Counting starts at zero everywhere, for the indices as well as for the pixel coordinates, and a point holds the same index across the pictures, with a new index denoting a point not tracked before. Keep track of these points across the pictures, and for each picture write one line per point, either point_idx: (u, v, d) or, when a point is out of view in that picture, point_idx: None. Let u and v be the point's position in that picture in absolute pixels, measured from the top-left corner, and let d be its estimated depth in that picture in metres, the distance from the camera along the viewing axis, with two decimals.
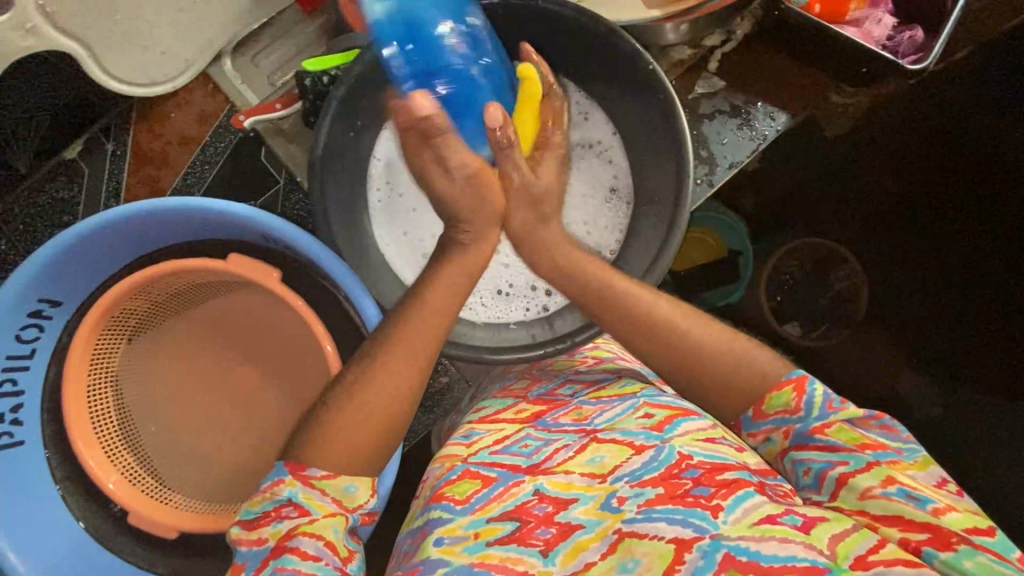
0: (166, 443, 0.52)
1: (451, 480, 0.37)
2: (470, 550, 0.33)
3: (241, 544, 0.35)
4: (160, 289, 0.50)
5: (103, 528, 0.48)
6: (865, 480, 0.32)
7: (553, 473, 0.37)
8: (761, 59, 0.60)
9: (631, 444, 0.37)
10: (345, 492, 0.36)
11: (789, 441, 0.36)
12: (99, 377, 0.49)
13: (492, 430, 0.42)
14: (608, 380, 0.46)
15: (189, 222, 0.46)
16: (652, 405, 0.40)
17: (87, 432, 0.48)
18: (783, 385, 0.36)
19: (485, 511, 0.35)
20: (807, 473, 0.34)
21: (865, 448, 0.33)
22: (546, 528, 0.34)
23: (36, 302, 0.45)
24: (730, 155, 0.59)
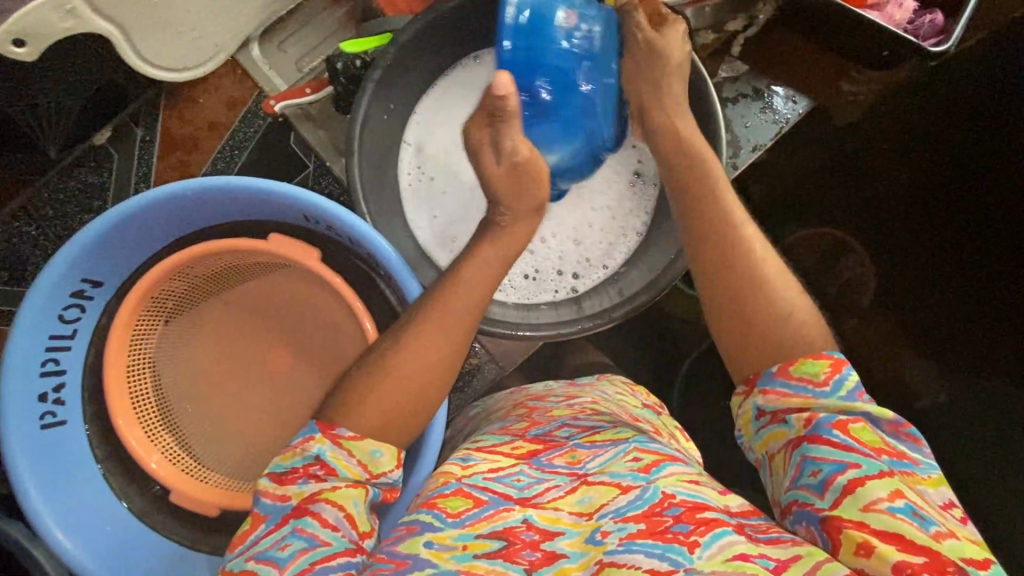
0: (202, 424, 0.52)
1: (445, 492, 0.36)
2: (458, 558, 0.32)
3: (266, 496, 0.35)
4: (196, 271, 0.50)
5: (145, 506, 0.49)
6: (874, 491, 0.31)
7: (543, 508, 0.35)
8: (782, 43, 0.61)
9: (618, 485, 0.36)
10: (372, 459, 0.36)
11: (806, 429, 0.34)
12: (138, 359, 0.50)
13: (488, 458, 0.40)
14: (603, 426, 0.44)
15: (227, 201, 0.46)
16: (641, 449, 0.39)
17: (127, 411, 0.48)
18: (821, 358, 0.36)
19: (475, 527, 0.34)
20: (815, 473, 0.33)
21: (882, 455, 0.33)
22: (532, 551, 0.33)
23: (79, 282, 0.45)
24: (754, 138, 0.60)
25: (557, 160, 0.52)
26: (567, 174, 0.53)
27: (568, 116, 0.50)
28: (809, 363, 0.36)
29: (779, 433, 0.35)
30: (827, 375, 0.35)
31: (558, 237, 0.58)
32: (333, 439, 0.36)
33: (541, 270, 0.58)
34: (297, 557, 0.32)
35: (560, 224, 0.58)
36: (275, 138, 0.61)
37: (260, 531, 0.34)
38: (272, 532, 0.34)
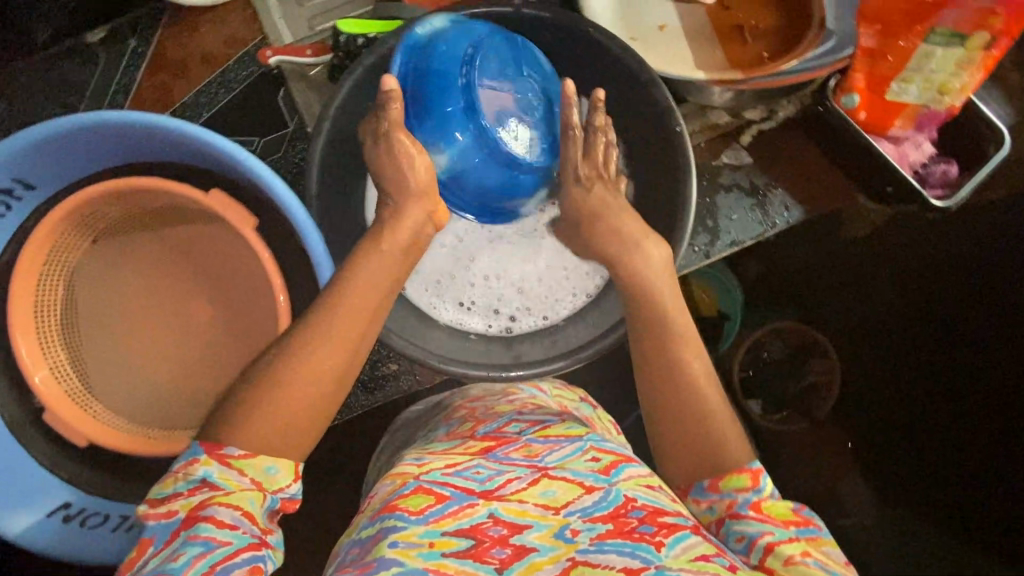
0: (103, 349, 0.52)
1: (406, 492, 0.39)
2: (424, 556, 0.36)
3: (151, 518, 0.35)
4: (135, 202, 0.50)
5: (18, 416, 0.48)
6: (788, 549, 0.36)
7: (507, 500, 0.39)
8: (793, 145, 0.59)
9: (581, 484, 0.40)
10: (263, 471, 0.36)
11: (728, 511, 0.39)
12: (53, 270, 0.49)
13: (443, 457, 0.43)
14: (551, 422, 0.48)
15: (169, 144, 0.45)
16: (598, 449, 0.43)
17: (27, 320, 0.48)
18: (742, 472, 0.39)
19: (440, 524, 0.37)
20: (740, 539, 0.37)
21: (790, 524, 0.37)
22: (502, 549, 0.37)
23: (9, 181, 0.44)
24: (735, 233, 0.58)
25: (451, 165, 0.49)
26: (471, 181, 0.50)
27: (467, 122, 0.48)
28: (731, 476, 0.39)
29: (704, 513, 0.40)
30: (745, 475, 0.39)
31: (508, 278, 0.56)
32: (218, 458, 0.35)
33: (481, 302, 0.56)
34: (192, 562, 0.32)
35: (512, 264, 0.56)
36: (266, 90, 0.60)
37: (149, 553, 0.34)
38: (165, 549, 0.34)
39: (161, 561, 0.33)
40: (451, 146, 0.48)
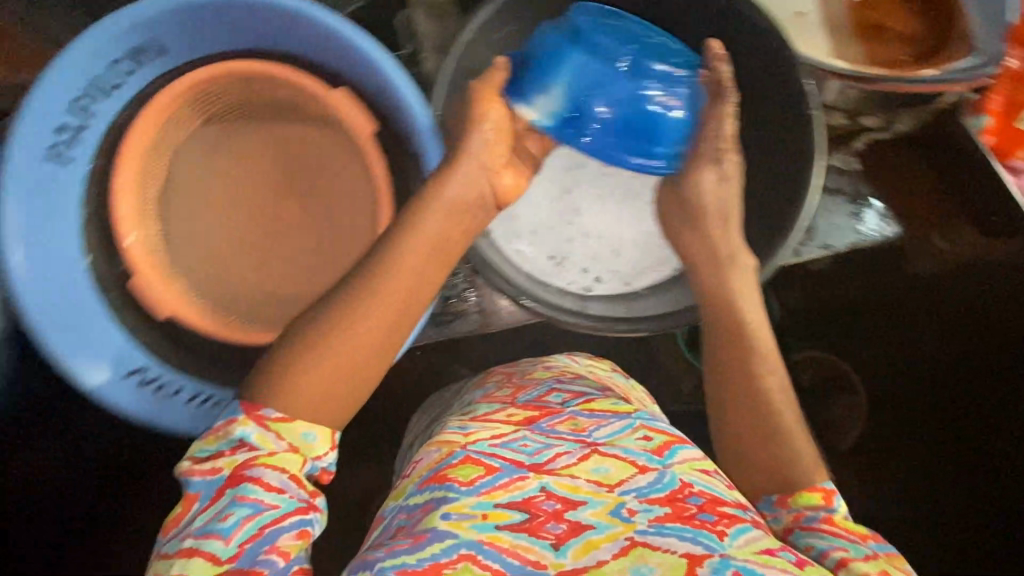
0: (192, 230, 0.52)
1: (454, 463, 0.40)
2: (477, 528, 0.36)
3: (194, 474, 0.34)
4: (255, 91, 0.49)
5: (105, 277, 0.49)
6: (862, 566, 0.35)
7: (559, 475, 0.40)
8: (901, 157, 0.60)
9: (635, 463, 0.40)
10: (303, 436, 0.35)
11: (797, 523, 0.39)
12: (162, 140, 0.49)
13: (488, 426, 0.44)
14: (595, 396, 0.49)
15: (309, 33, 0.44)
16: (649, 429, 0.44)
17: (129, 181, 0.48)
18: (815, 490, 0.40)
19: (492, 496, 0.38)
20: (810, 550, 0.37)
21: (865, 543, 0.37)
22: (556, 523, 0.37)
23: (144, 41, 0.44)
24: (829, 237, 0.57)
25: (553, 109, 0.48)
26: (574, 119, 0.48)
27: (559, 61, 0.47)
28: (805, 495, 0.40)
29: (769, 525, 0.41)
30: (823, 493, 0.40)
31: (599, 239, 0.56)
32: (257, 419, 0.35)
33: (565, 258, 0.56)
34: (241, 524, 0.32)
35: (605, 226, 0.57)
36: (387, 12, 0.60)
37: (195, 509, 0.33)
38: (209, 507, 0.33)
39: (208, 520, 0.33)
40: (553, 84, 0.48)
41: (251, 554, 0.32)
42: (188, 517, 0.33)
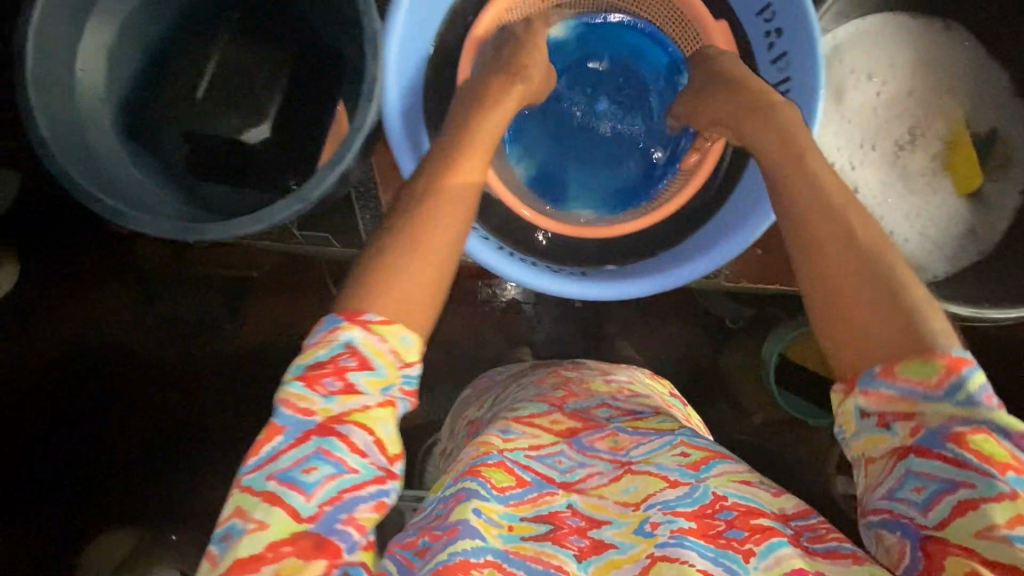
0: (454, 211, 0.76)
1: (487, 465, 0.65)
2: (504, 539, 0.60)
3: (293, 412, 0.60)
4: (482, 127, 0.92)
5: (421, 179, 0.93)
6: (988, 511, 0.53)
7: (587, 495, 0.66)
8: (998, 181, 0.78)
9: (665, 480, 0.64)
10: (405, 369, 0.64)
11: (916, 436, 0.57)
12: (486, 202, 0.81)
13: (527, 436, 0.71)
14: (645, 414, 0.76)
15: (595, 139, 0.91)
16: (688, 447, 0.68)
17: (464, 218, 0.77)
18: (936, 366, 0.57)
19: (518, 510, 0.64)
20: (922, 487, 0.56)
21: (1002, 471, 0.54)
22: (580, 541, 0.61)
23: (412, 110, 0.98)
24: None
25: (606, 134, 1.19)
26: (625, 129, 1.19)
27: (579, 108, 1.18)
28: (917, 361, 0.58)
29: (886, 437, 0.59)
30: (941, 374, 0.56)
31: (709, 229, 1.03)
32: (360, 326, 0.63)
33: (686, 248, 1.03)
34: (323, 483, 0.57)
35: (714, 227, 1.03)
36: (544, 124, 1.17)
37: (283, 441, 0.59)
38: (300, 435, 0.59)
39: (295, 469, 0.57)
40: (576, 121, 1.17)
41: (329, 510, 0.56)
42: (275, 445, 0.59)
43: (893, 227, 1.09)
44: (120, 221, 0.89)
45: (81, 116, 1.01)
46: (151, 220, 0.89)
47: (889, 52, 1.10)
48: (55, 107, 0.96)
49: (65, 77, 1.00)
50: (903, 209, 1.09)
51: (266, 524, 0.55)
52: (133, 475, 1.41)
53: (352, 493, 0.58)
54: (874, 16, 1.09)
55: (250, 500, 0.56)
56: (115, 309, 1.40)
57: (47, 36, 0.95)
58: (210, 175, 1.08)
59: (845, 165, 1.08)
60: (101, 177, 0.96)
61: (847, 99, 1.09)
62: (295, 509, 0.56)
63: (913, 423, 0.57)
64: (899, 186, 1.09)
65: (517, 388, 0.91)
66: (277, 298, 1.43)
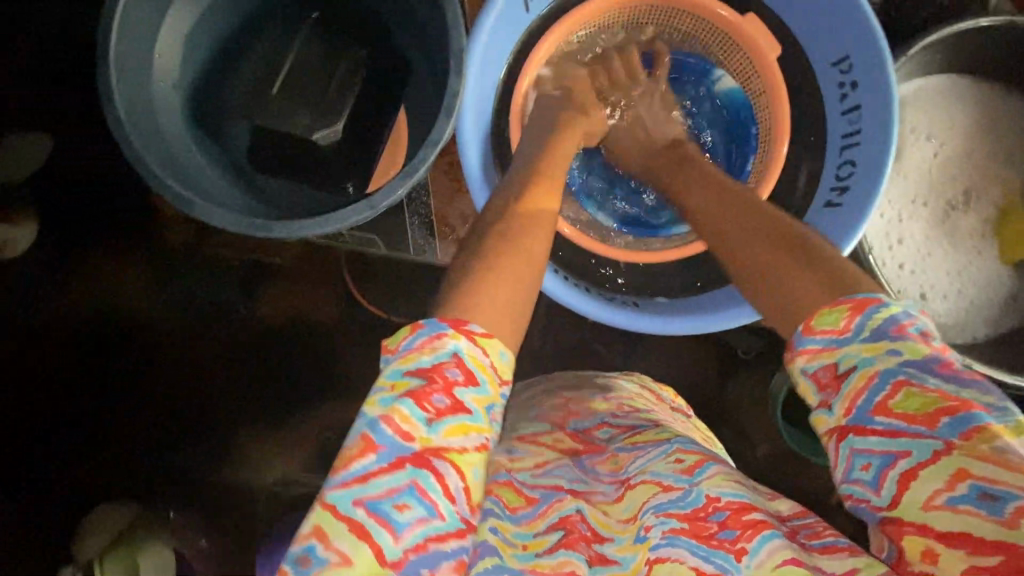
0: (524, 231, 0.80)
1: (500, 483, 0.70)
2: (519, 558, 0.63)
3: (392, 441, 0.60)
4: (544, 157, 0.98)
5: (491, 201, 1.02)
6: (928, 471, 0.55)
7: (593, 508, 0.69)
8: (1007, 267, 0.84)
9: (659, 486, 0.65)
10: (502, 394, 0.66)
11: (850, 416, 0.59)
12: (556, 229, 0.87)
13: (534, 454, 0.77)
14: (642, 428, 0.79)
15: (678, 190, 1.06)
16: (682, 455, 0.68)
17: (541, 237, 0.81)
18: (840, 317, 0.62)
19: (531, 526, 0.67)
20: (869, 465, 0.58)
21: (934, 421, 0.55)
22: (587, 550, 0.64)
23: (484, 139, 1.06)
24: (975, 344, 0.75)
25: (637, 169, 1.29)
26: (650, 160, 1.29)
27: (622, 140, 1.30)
28: (826, 313, 0.63)
29: (826, 418, 0.62)
30: (846, 320, 0.61)
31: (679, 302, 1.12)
32: (466, 336, 0.64)
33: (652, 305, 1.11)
34: (412, 525, 0.58)
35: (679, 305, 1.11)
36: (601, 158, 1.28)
37: (377, 460, 0.59)
38: (394, 462, 0.59)
39: (388, 504, 0.58)
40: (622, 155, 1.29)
41: (413, 558, 0.57)
42: (367, 464, 0.59)
43: (934, 279, 1.20)
44: (190, 211, 0.93)
45: (154, 106, 1.06)
46: (215, 213, 0.94)
47: (951, 116, 1.21)
48: (131, 92, 1.00)
49: (142, 60, 1.04)
50: (948, 269, 1.20)
51: (350, 559, 0.56)
52: (126, 450, 1.45)
53: (435, 543, 0.58)
54: (944, 78, 1.20)
55: (335, 525, 0.57)
56: (131, 274, 1.43)
57: (133, 23, 0.99)
58: (269, 171, 1.13)
59: (893, 218, 1.20)
60: (171, 165, 1.01)
61: (905, 156, 1.21)
62: (382, 549, 0.57)
63: (843, 401, 0.60)
64: (944, 243, 1.20)
65: (531, 394, 0.96)
66: (291, 284, 1.46)
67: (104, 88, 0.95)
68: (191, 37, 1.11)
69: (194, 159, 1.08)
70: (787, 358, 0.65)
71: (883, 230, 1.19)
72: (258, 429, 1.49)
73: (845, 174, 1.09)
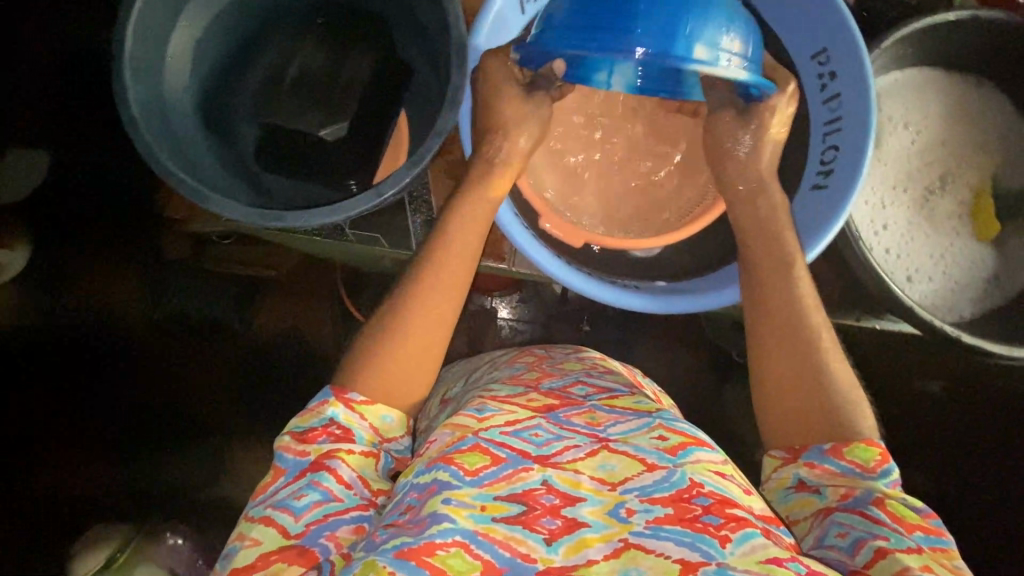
0: (461, 227, 0.84)
1: (462, 449, 0.66)
2: (474, 518, 0.60)
3: (290, 451, 0.70)
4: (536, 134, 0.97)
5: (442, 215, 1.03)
6: (906, 558, 0.60)
7: (564, 470, 0.66)
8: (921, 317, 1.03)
9: (644, 464, 0.66)
10: (388, 445, 0.75)
11: (841, 503, 0.67)
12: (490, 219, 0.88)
13: (504, 411, 0.73)
14: (623, 391, 0.82)
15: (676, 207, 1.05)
16: (668, 431, 0.70)
17: (474, 230, 0.84)
18: (871, 445, 0.69)
19: (492, 488, 0.63)
20: (852, 540, 0.63)
21: (914, 531, 0.63)
22: (552, 523, 0.61)
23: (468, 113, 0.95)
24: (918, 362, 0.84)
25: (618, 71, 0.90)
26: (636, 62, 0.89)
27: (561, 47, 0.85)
28: (861, 446, 0.69)
29: (816, 501, 0.69)
30: (874, 461, 0.68)
31: (663, 283, 1.02)
32: (344, 403, 0.73)
33: (644, 284, 1.00)
34: (310, 507, 0.66)
35: (669, 284, 1.00)
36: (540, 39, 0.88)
37: (282, 479, 0.68)
38: (297, 469, 0.68)
39: (286, 499, 0.66)
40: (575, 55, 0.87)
41: (314, 530, 0.65)
42: (278, 483, 0.68)
43: (920, 262, 1.14)
44: (203, 202, 0.82)
45: (167, 100, 0.96)
46: (232, 207, 0.82)
47: (925, 105, 1.17)
48: (147, 92, 0.91)
49: (160, 54, 0.96)
50: (929, 250, 1.15)
51: (259, 541, 0.64)
52: (117, 494, 1.43)
53: (335, 516, 0.66)
54: (911, 74, 1.16)
55: (249, 524, 0.66)
56: (112, 288, 1.40)
57: (163, 6, 0.91)
58: (281, 171, 1.04)
59: (876, 204, 1.15)
60: (186, 164, 0.91)
61: (883, 144, 1.17)
62: (285, 527, 0.65)
63: (841, 491, 0.68)
64: (924, 227, 1.15)
65: (484, 367, 0.97)
66: (286, 299, 1.48)
67: (116, 84, 0.86)
68: (213, 35, 1.03)
69: (207, 160, 0.98)
70: (787, 458, 0.73)
71: (867, 217, 1.13)
72: (244, 449, 1.47)
73: (828, 158, 0.99)
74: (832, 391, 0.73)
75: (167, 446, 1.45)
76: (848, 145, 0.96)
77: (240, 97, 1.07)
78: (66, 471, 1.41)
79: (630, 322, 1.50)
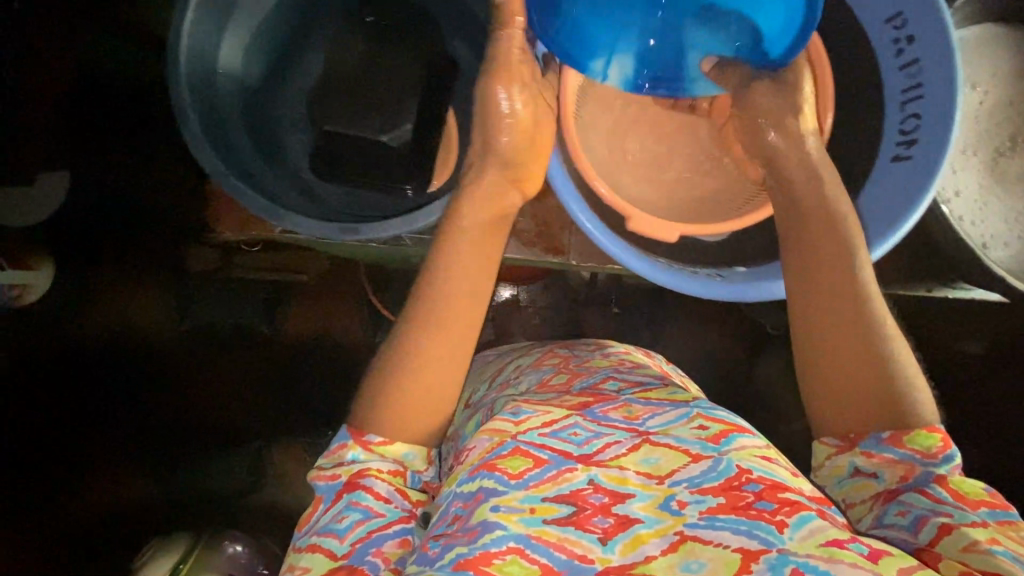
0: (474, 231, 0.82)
1: (505, 453, 0.66)
2: (525, 522, 0.61)
3: (323, 483, 0.72)
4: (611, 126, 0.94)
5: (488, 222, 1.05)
6: (976, 534, 0.60)
7: (609, 468, 0.66)
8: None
9: (689, 454, 0.66)
10: (419, 471, 0.75)
11: (904, 481, 0.68)
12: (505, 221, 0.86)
13: (540, 413, 0.71)
14: (655, 384, 0.80)
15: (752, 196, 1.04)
16: (707, 420, 0.70)
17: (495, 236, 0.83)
18: (936, 432, 0.68)
19: (540, 490, 0.64)
20: (915, 519, 0.64)
21: (982, 507, 0.63)
22: (606, 521, 0.61)
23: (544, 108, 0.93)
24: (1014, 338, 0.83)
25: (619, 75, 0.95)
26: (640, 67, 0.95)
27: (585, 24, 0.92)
28: (923, 433, 0.68)
29: (874, 483, 0.70)
30: (937, 446, 0.67)
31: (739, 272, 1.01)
32: (363, 444, 0.73)
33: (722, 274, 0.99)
34: (351, 528, 0.67)
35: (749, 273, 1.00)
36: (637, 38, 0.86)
37: (320, 509, 0.70)
38: (337, 498, 0.70)
39: (327, 528, 0.68)
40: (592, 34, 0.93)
41: (359, 547, 0.66)
42: (320, 513, 0.71)
43: (993, 227, 1.11)
44: (276, 221, 0.88)
45: (222, 122, 1.02)
46: (303, 221, 0.88)
47: (990, 61, 1.12)
48: (206, 117, 0.97)
49: (207, 77, 1.01)
50: (1004, 214, 1.11)
51: (309, 569, 0.65)
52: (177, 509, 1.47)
53: (379, 531, 0.67)
54: (972, 30, 1.12)
55: (297, 557, 0.67)
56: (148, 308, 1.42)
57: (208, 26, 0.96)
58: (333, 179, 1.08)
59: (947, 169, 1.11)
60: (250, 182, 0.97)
61: None
62: (332, 550, 0.66)
63: (901, 471, 0.68)
64: (997, 190, 1.11)
65: (513, 363, 0.98)
66: (315, 303, 1.49)
67: (181, 116, 0.92)
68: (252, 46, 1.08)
69: (265, 175, 1.03)
70: (843, 445, 0.72)
71: (942, 183, 1.09)
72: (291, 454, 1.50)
73: (908, 128, 0.99)
74: (888, 367, 0.72)
75: (219, 457, 1.49)
76: (931, 115, 0.95)
77: (282, 102, 1.12)
78: (118, 489, 1.45)
79: (656, 303, 1.49)
